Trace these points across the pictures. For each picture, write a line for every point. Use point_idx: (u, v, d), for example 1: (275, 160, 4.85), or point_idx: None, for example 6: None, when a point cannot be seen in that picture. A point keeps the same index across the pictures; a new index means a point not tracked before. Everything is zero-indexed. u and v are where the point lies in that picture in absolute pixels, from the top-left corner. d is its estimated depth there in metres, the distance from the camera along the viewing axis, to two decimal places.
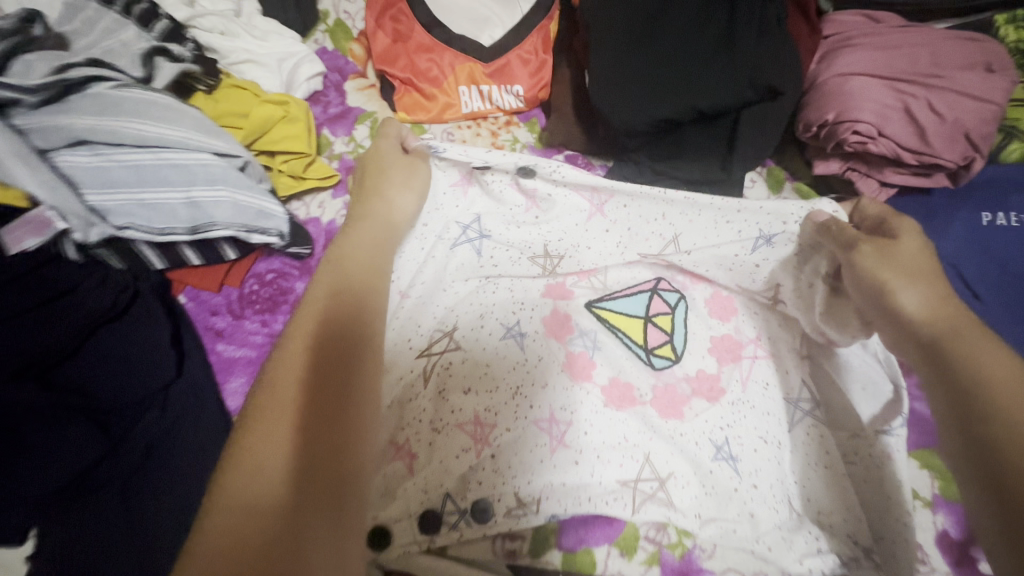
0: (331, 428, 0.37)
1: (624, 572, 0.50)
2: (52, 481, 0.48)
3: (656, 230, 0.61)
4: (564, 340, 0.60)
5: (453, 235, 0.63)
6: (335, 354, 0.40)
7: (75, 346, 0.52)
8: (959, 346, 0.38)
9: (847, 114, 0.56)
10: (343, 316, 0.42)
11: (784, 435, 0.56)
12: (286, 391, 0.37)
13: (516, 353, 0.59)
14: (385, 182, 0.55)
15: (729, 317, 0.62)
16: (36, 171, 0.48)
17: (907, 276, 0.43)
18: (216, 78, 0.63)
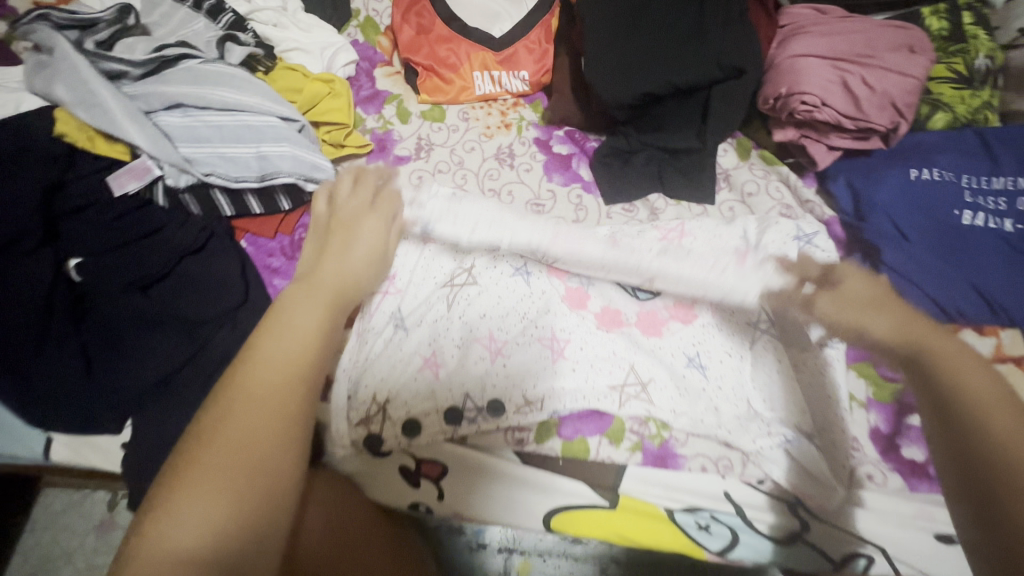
0: (247, 500, 0.37)
1: (614, 456, 0.62)
2: (151, 374, 0.61)
3: (641, 265, 0.70)
4: (563, 278, 0.72)
5: (469, 229, 0.73)
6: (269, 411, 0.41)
7: (167, 268, 0.64)
8: (935, 356, 0.50)
9: (796, 87, 0.69)
10: (286, 371, 0.43)
11: (747, 351, 0.66)
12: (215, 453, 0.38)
13: (524, 288, 0.70)
14: (355, 242, 0.58)
15: (706, 256, 0.70)
16: (141, 128, 0.62)
17: (868, 310, 0.56)
18: (272, 61, 0.76)
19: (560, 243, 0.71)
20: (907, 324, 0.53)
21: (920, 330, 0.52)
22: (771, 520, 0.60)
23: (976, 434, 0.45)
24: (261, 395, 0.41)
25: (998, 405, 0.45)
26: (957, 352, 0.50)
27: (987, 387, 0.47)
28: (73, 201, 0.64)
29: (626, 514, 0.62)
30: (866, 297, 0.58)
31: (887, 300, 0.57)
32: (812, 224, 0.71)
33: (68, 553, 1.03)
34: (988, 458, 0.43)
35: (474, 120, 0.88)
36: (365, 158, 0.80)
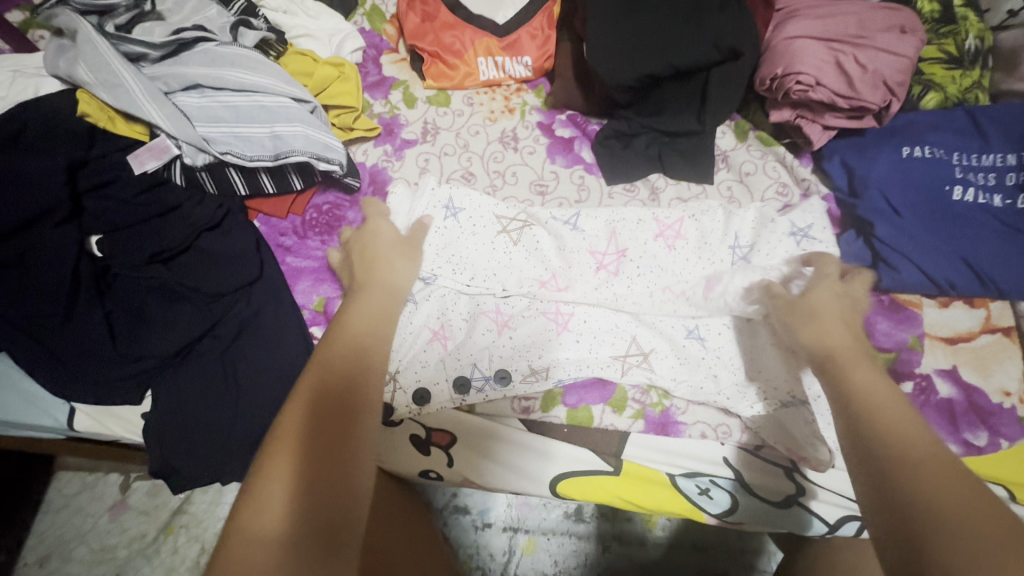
0: (312, 478, 0.42)
1: (616, 423, 0.64)
2: (173, 344, 0.63)
3: (626, 285, 0.71)
4: (571, 255, 0.72)
5: (468, 228, 0.73)
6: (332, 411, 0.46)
7: (186, 243, 0.67)
8: (845, 368, 0.50)
9: (792, 68, 0.71)
10: (342, 373, 0.49)
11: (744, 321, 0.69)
12: (292, 434, 0.44)
13: (530, 263, 0.72)
14: (389, 256, 0.64)
15: (698, 231, 0.73)
16: (162, 108, 0.65)
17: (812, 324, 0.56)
18: (283, 45, 0.78)
19: (555, 233, 0.74)
20: (842, 342, 0.53)
21: (846, 347, 0.52)
22: (768, 484, 0.62)
23: (873, 435, 0.43)
24: (325, 393, 0.47)
25: (897, 412, 0.44)
26: (870, 370, 0.50)
27: (888, 397, 0.46)
28: (96, 177, 0.66)
29: (629, 479, 0.64)
30: (833, 309, 0.57)
31: (840, 317, 0.56)
32: (809, 216, 0.71)
33: (83, 533, 1.05)
34: (884, 453, 0.42)
35: (478, 105, 0.90)
36: (373, 141, 0.83)
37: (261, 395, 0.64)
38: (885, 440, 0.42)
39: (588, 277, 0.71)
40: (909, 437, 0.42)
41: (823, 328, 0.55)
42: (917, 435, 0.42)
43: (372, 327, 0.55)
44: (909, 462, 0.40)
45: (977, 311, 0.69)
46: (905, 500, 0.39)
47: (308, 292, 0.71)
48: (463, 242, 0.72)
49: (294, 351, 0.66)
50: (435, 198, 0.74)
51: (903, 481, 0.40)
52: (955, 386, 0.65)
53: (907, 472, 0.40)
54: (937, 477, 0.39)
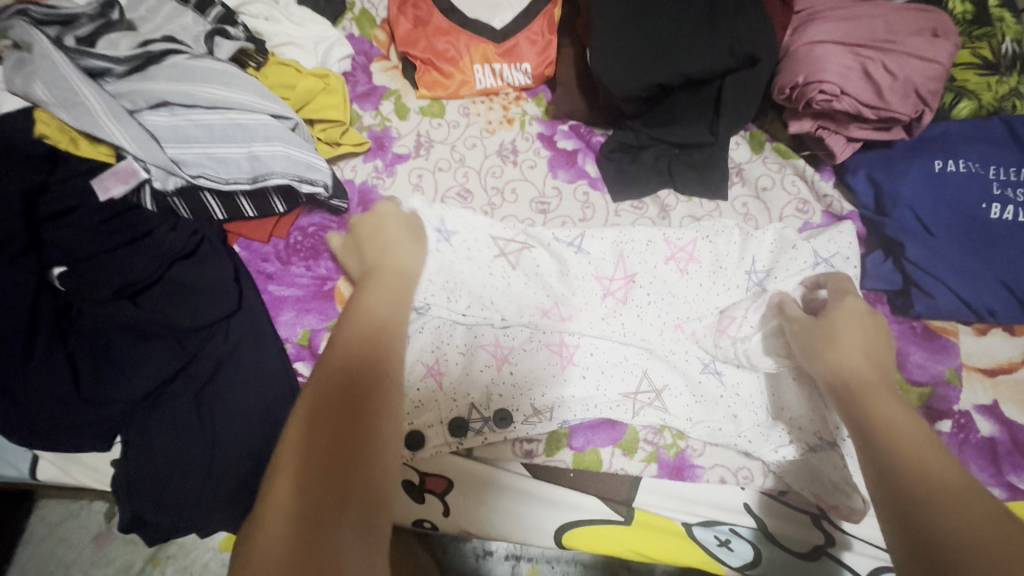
0: (333, 447, 0.39)
1: (627, 468, 0.59)
2: (143, 386, 0.58)
3: (634, 313, 0.66)
4: (578, 277, 0.67)
5: (468, 251, 0.68)
6: (342, 398, 0.42)
7: (156, 274, 0.62)
8: (867, 394, 0.47)
9: (814, 76, 0.65)
10: (359, 353, 0.45)
11: None
12: (303, 425, 0.40)
13: (531, 286, 0.67)
14: (393, 245, 0.60)
15: (713, 253, 0.68)
16: (127, 129, 0.59)
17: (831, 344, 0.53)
18: (263, 55, 0.73)
19: (558, 257, 0.68)
20: (862, 368, 0.50)
21: (866, 372, 0.49)
22: (793, 534, 0.57)
23: (896, 463, 0.40)
24: (342, 374, 0.43)
25: (918, 443, 0.41)
26: (890, 398, 0.46)
27: (911, 424, 0.43)
28: (58, 203, 0.61)
29: (643, 530, 0.59)
30: (855, 334, 0.53)
31: (865, 339, 0.53)
32: (835, 245, 0.65)
33: (65, 565, 1.00)
34: (907, 484, 0.39)
35: (475, 115, 0.84)
36: (362, 156, 0.78)
37: (238, 440, 0.59)
38: (910, 470, 0.39)
39: (595, 305, 0.66)
40: (932, 467, 0.39)
41: (843, 354, 0.51)
42: (942, 465, 0.39)
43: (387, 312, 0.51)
44: (936, 493, 0.37)
45: (1018, 339, 0.63)
46: (933, 534, 0.35)
47: (291, 324, 0.65)
48: (460, 264, 0.67)
49: (275, 390, 0.61)
50: (427, 219, 0.67)
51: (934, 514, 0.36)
52: (997, 424, 0.59)
53: (936, 501, 0.37)
54: (967, 514, 0.36)
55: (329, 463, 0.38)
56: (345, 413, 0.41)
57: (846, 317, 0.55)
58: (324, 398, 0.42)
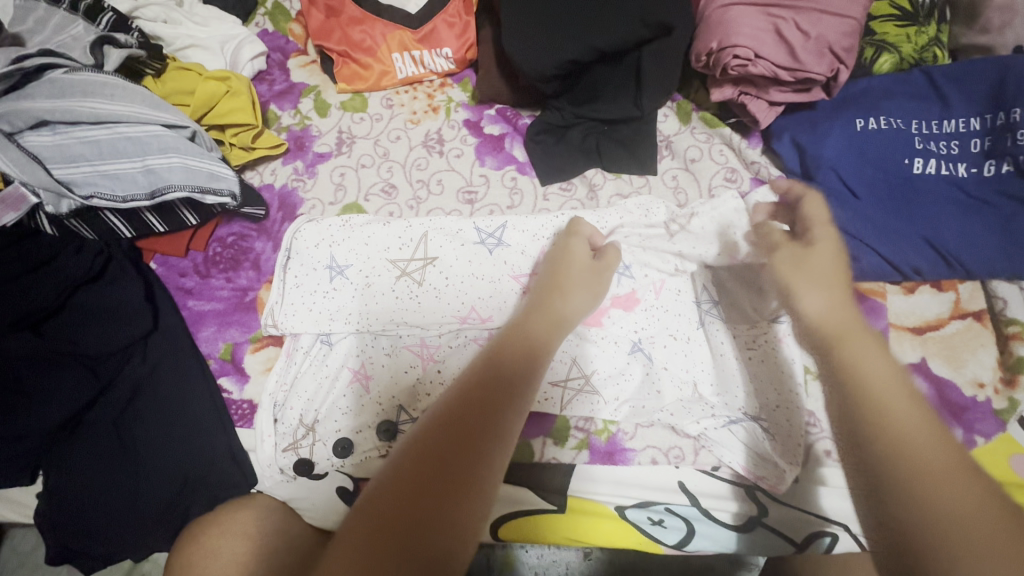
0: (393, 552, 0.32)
1: (559, 457, 0.59)
2: (53, 419, 0.56)
3: None
4: (512, 273, 0.66)
5: (399, 261, 0.66)
6: (464, 422, 0.39)
7: (59, 301, 0.60)
8: (851, 348, 0.40)
9: (727, 41, 0.63)
10: (441, 437, 0.37)
11: (694, 331, 0.63)
12: (418, 444, 0.37)
13: (454, 302, 0.64)
14: (576, 286, 0.57)
15: (635, 231, 0.67)
16: (4, 152, 0.55)
17: (813, 283, 0.45)
18: (161, 61, 0.70)
19: (470, 255, 0.66)
20: (841, 313, 0.42)
21: (847, 319, 0.42)
22: (730, 507, 0.57)
23: (878, 424, 0.35)
24: (431, 459, 0.36)
25: (916, 418, 0.35)
26: (878, 354, 0.39)
27: (901, 388, 0.37)
28: None
29: (578, 517, 0.59)
30: (831, 273, 0.46)
31: (841, 278, 0.46)
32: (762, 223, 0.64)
33: None
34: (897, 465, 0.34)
35: (399, 106, 0.82)
36: (280, 159, 0.76)
37: (161, 462, 0.58)
38: (898, 455, 0.34)
39: (514, 303, 0.64)
40: (919, 437, 0.35)
41: (819, 295, 0.44)
42: (935, 443, 0.35)
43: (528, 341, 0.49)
44: (937, 484, 0.33)
45: (945, 295, 0.63)
46: (908, 525, 0.32)
47: (213, 339, 0.64)
48: (375, 278, 0.65)
49: (199, 407, 0.60)
50: (315, 260, 0.66)
51: (921, 499, 0.32)
52: (927, 382, 0.59)
53: (923, 494, 0.33)
54: (961, 510, 0.32)
55: (381, 522, 0.33)
56: (434, 464, 0.36)
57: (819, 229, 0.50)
58: (450, 419, 0.39)
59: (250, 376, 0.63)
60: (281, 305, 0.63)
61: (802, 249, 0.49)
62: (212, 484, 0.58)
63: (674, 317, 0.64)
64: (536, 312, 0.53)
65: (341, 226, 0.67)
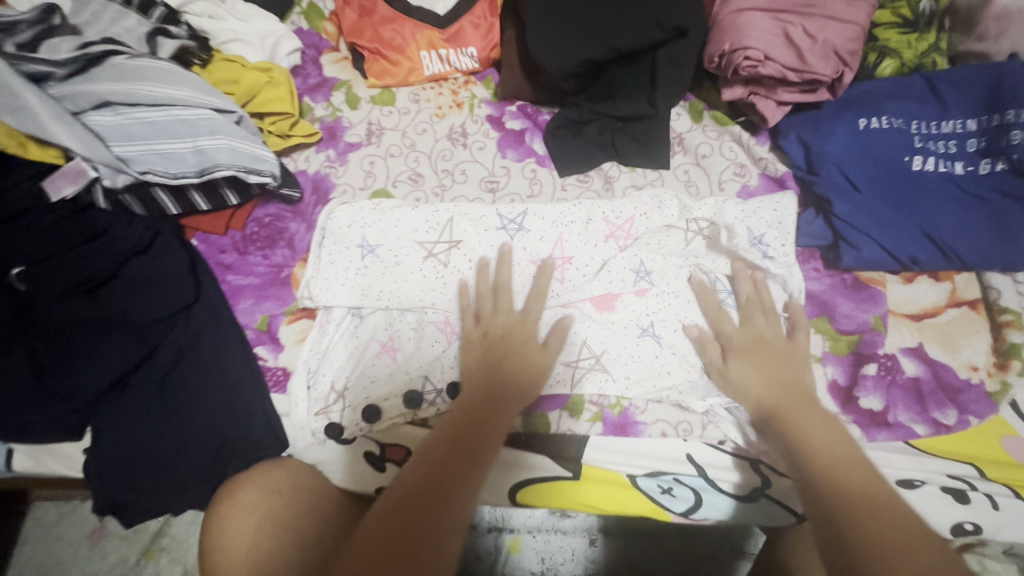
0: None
1: (574, 428, 0.62)
2: (104, 378, 0.60)
3: (575, 284, 0.68)
4: (532, 257, 0.70)
5: (427, 244, 0.70)
6: (424, 491, 0.46)
7: (111, 270, 0.64)
8: (794, 419, 0.53)
9: (739, 43, 0.68)
10: (409, 503, 0.45)
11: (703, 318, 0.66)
12: (373, 538, 0.43)
13: (478, 283, 0.68)
14: (522, 353, 0.61)
15: (640, 222, 0.71)
16: (70, 130, 0.60)
17: (750, 360, 0.60)
18: (208, 53, 0.75)
19: (492, 240, 0.71)
20: (763, 380, 0.58)
21: (787, 393, 0.56)
22: (738, 480, 0.61)
23: (821, 471, 0.47)
24: (396, 519, 0.44)
25: (851, 465, 0.48)
26: (818, 421, 0.53)
27: (838, 449, 0.50)
28: (6, 207, 0.62)
29: (592, 485, 0.62)
30: (772, 358, 0.60)
31: (776, 353, 0.60)
32: (762, 223, 0.68)
33: (63, 562, 1.11)
34: (835, 499, 0.45)
35: (425, 101, 0.87)
36: (314, 147, 0.80)
37: (202, 423, 0.62)
38: (834, 488, 0.46)
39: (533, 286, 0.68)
40: (850, 477, 0.47)
41: (746, 368, 0.59)
42: (858, 475, 0.47)
43: (488, 403, 0.55)
44: (861, 504, 0.44)
45: (942, 285, 0.67)
46: (848, 538, 0.42)
47: (251, 311, 0.68)
48: (404, 258, 0.69)
49: (237, 374, 0.64)
50: (347, 240, 0.70)
51: (857, 519, 0.43)
52: (923, 364, 0.63)
53: (852, 513, 0.44)
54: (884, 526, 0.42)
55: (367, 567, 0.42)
56: (403, 527, 0.44)
57: (766, 316, 0.63)
58: (395, 522, 0.44)
59: (284, 346, 0.67)
60: (315, 280, 0.67)
61: (750, 335, 0.62)
62: (248, 446, 0.63)
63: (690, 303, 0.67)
64: (482, 377, 0.58)
65: (372, 209, 0.71)
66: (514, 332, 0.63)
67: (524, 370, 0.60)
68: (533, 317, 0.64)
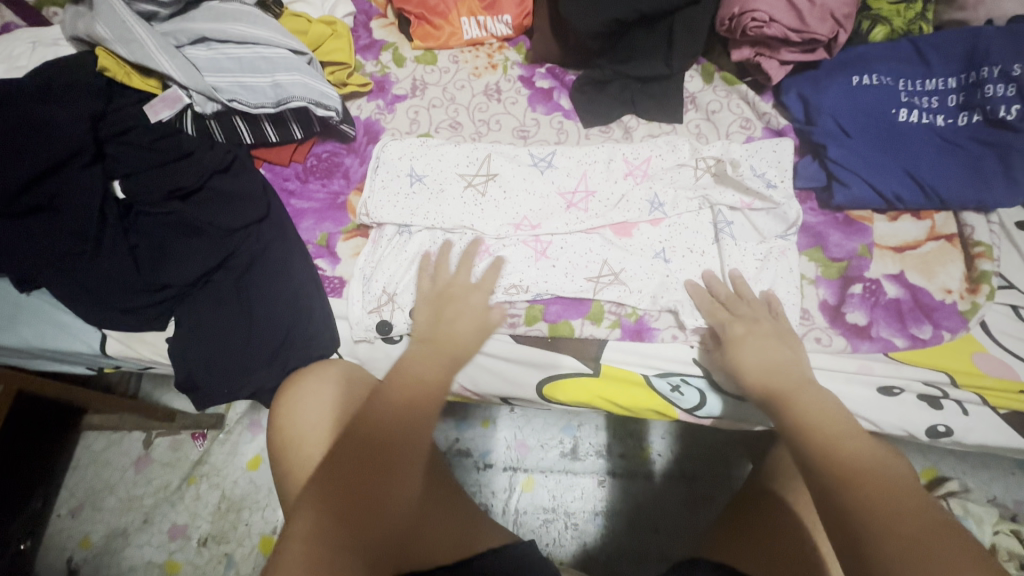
0: (328, 536, 0.44)
1: (594, 333, 0.71)
2: (190, 273, 0.70)
3: (598, 213, 0.77)
4: (559, 189, 0.79)
5: (467, 177, 0.79)
6: (377, 446, 0.49)
7: (199, 183, 0.74)
8: (795, 401, 0.51)
9: (746, 6, 0.77)
10: (364, 460, 0.48)
11: (710, 246, 0.75)
12: (326, 489, 0.47)
13: (511, 210, 0.77)
14: (462, 317, 0.62)
15: (652, 162, 0.80)
16: (173, 60, 0.74)
17: (740, 341, 0.61)
18: (279, 7, 0.88)
19: (525, 174, 0.80)
20: (757, 356, 0.58)
21: (780, 373, 0.55)
22: None
23: (818, 440, 0.47)
24: (352, 473, 0.48)
25: (850, 436, 0.46)
26: (821, 396, 0.51)
27: (840, 421, 0.48)
28: (115, 125, 0.74)
29: (610, 383, 0.72)
30: (761, 338, 0.60)
31: (772, 335, 0.61)
32: (765, 163, 0.77)
33: (111, 485, 1.17)
34: (828, 466, 0.44)
35: (464, 62, 0.96)
36: (366, 97, 0.91)
37: (270, 318, 0.71)
38: (829, 454, 0.45)
39: (560, 214, 0.77)
40: (846, 446, 0.45)
41: (743, 351, 0.60)
42: (859, 446, 0.45)
43: (436, 365, 0.56)
44: (857, 470, 0.43)
45: (923, 223, 0.75)
46: (846, 506, 0.42)
47: (311, 229, 0.78)
48: (446, 186, 0.79)
49: (300, 280, 0.73)
50: (398, 170, 0.79)
51: (852, 487, 0.42)
52: (902, 287, 0.71)
53: (850, 481, 0.43)
54: (883, 496, 0.41)
55: (326, 515, 0.45)
56: (361, 477, 0.47)
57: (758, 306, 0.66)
58: (348, 476, 0.48)
59: (341, 259, 0.77)
60: (370, 201, 0.77)
61: (751, 322, 0.63)
62: (306, 341, 0.71)
63: (701, 232, 0.76)
64: (432, 340, 0.59)
65: (420, 145, 0.81)
66: (453, 294, 0.65)
67: (463, 332, 0.60)
68: (487, 284, 0.67)
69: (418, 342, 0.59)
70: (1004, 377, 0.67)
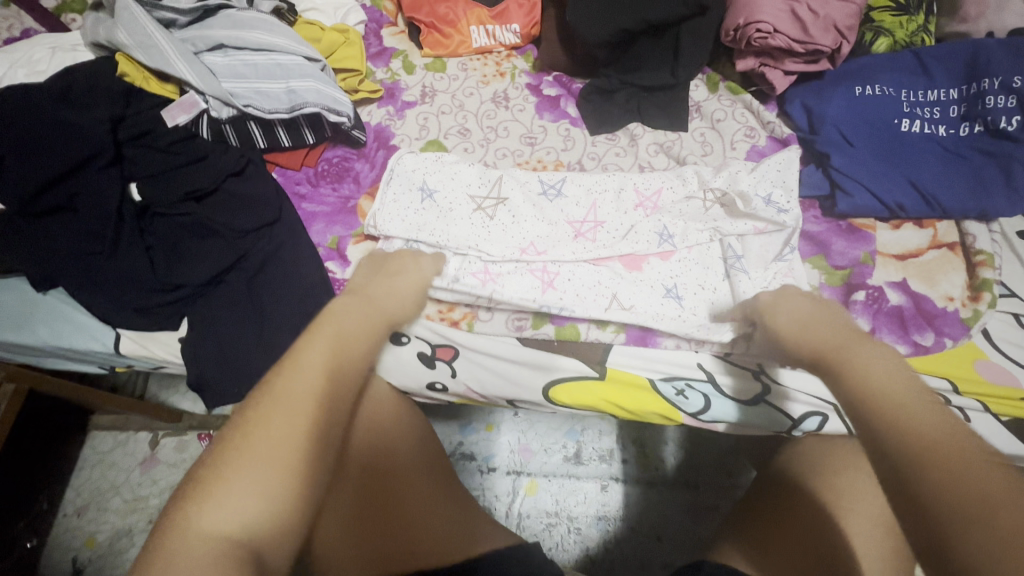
0: (312, 432, 0.39)
1: (600, 336, 0.73)
2: (204, 273, 0.72)
3: (609, 250, 0.76)
4: (568, 215, 0.81)
5: (478, 199, 0.81)
6: (349, 352, 0.45)
7: (214, 185, 0.76)
8: (841, 359, 0.46)
9: (752, 17, 0.78)
10: (344, 359, 0.44)
11: (720, 284, 0.75)
12: (309, 377, 0.41)
13: (519, 233, 0.79)
14: (401, 280, 0.63)
15: (660, 191, 0.81)
16: (191, 66, 0.77)
17: (788, 313, 0.57)
18: (293, 15, 0.90)
19: (533, 200, 0.81)
20: (787, 322, 0.56)
21: (820, 334, 0.51)
22: (741, 385, 0.69)
23: (873, 408, 0.40)
24: (341, 372, 0.43)
25: (915, 402, 0.40)
26: (876, 355, 0.46)
27: (901, 383, 0.42)
28: (135, 128, 0.77)
29: (614, 385, 0.72)
30: (796, 309, 0.57)
31: (811, 305, 0.58)
32: (769, 176, 0.78)
33: (117, 486, 1.16)
34: (896, 441, 0.38)
35: (472, 70, 0.98)
36: (376, 103, 0.92)
37: (279, 319, 0.71)
38: (892, 422, 0.39)
39: (567, 242, 0.78)
40: (912, 413, 0.39)
41: (783, 309, 0.58)
42: (928, 413, 0.39)
43: (387, 311, 0.55)
44: (926, 442, 0.36)
45: (925, 231, 0.76)
46: (922, 489, 0.35)
47: (322, 232, 0.79)
48: (456, 206, 0.80)
49: (311, 283, 0.73)
50: (410, 181, 0.81)
51: (924, 468, 0.36)
52: (905, 295, 0.72)
53: (921, 455, 0.36)
54: (965, 474, 0.34)
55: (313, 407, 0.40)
56: (339, 375, 0.43)
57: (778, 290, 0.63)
58: (333, 371, 0.42)
59: (351, 261, 0.78)
60: (380, 211, 0.78)
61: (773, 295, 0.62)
62: None
63: (707, 249, 0.78)
64: (387, 291, 0.58)
65: (434, 160, 0.83)
66: (399, 264, 0.67)
67: (405, 290, 0.62)
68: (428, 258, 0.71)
69: (371, 287, 0.58)
70: (1005, 384, 0.66)
